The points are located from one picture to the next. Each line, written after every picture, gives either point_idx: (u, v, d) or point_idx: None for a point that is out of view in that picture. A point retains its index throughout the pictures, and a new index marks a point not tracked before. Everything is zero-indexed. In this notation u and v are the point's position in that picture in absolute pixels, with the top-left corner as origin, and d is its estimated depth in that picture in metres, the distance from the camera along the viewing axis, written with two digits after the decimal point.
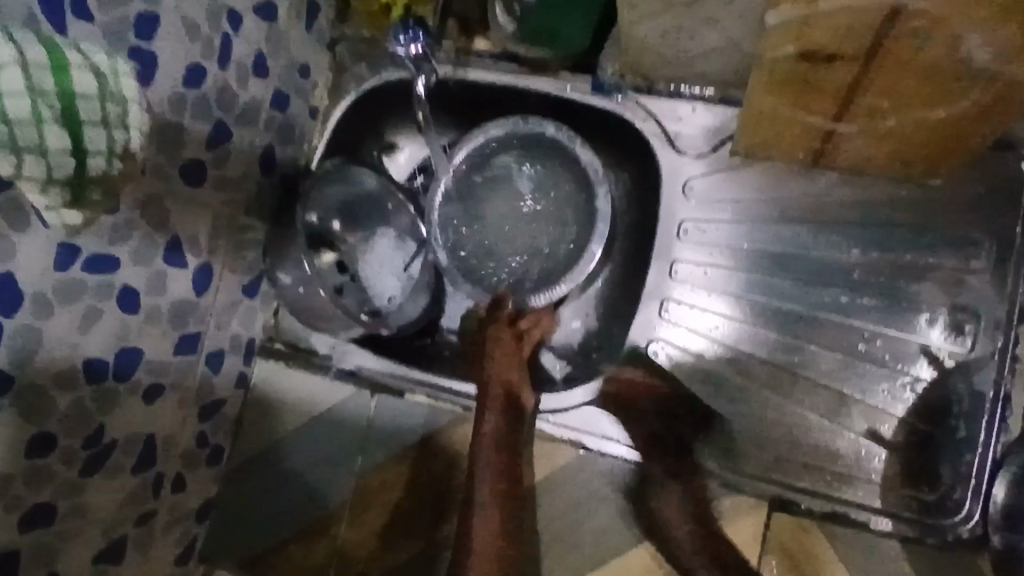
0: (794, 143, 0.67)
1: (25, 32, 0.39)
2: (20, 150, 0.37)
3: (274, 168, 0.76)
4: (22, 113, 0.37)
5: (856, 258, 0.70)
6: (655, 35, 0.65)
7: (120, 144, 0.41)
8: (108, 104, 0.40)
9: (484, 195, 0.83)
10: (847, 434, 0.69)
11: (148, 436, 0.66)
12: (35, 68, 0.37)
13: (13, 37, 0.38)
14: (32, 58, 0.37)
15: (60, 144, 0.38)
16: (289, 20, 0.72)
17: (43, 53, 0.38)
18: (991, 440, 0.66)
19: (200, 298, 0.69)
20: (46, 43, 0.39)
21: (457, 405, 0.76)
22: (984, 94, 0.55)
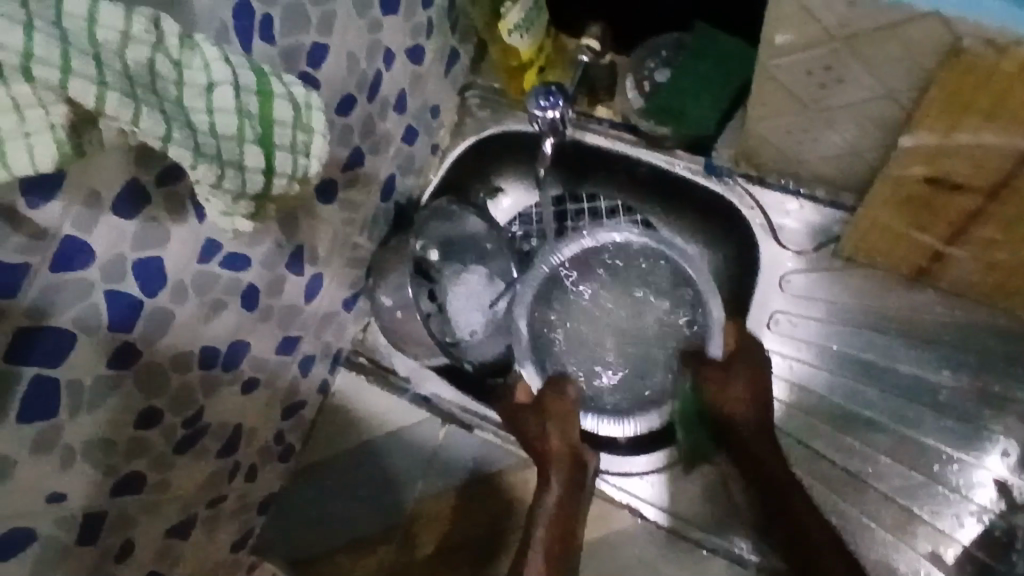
0: (900, 257, 0.68)
1: (238, 54, 0.41)
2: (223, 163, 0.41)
3: (392, 195, 0.80)
4: (230, 132, 0.40)
5: (945, 379, 0.70)
6: (778, 132, 0.68)
7: (301, 169, 0.44)
8: (298, 131, 0.43)
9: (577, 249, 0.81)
10: (908, 553, 0.67)
11: (235, 425, 0.70)
12: (245, 91, 0.40)
13: (229, 59, 0.40)
14: (242, 82, 0.40)
15: (255, 162, 0.42)
16: (432, 64, 0.78)
17: (252, 79, 0.41)
18: None
19: (305, 305, 0.73)
20: (254, 67, 0.42)
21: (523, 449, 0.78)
22: None
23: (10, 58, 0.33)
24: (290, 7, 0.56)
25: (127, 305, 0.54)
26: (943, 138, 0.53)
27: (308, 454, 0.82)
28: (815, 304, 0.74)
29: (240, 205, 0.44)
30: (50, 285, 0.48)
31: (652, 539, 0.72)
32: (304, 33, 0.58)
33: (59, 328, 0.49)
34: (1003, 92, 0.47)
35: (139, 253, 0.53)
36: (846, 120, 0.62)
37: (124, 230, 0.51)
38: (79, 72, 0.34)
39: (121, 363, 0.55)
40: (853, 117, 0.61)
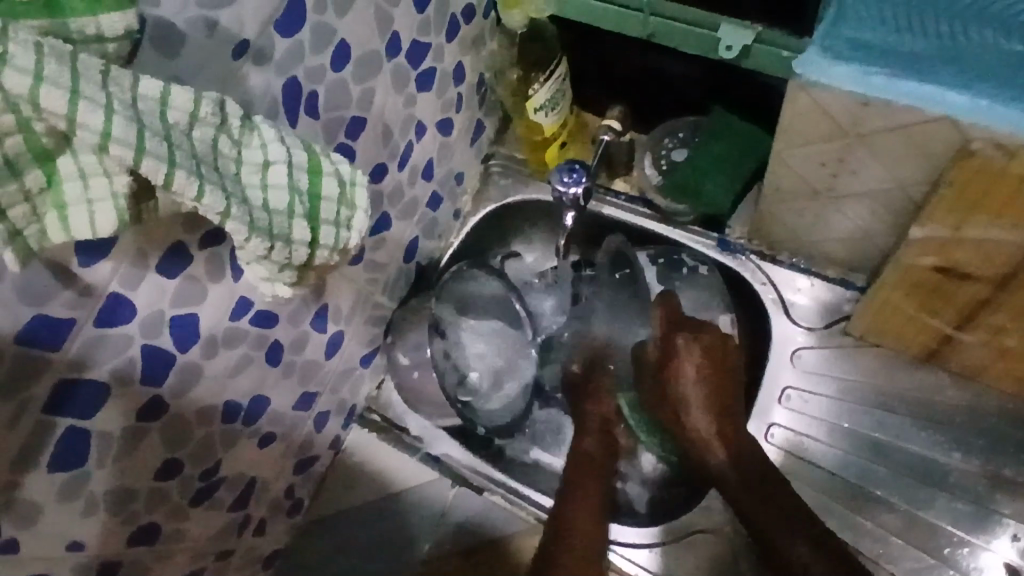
0: (911, 340, 0.70)
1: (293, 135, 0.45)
2: (272, 236, 0.43)
3: (414, 257, 0.83)
4: (281, 206, 0.43)
5: (956, 462, 0.71)
6: (791, 214, 0.71)
7: (343, 241, 0.47)
8: (343, 207, 0.46)
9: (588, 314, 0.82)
10: None
11: (249, 478, 0.71)
12: (297, 169, 0.43)
13: (285, 139, 0.44)
14: (296, 161, 0.44)
15: (301, 235, 0.44)
16: (459, 135, 0.81)
17: (305, 158, 0.44)
18: None
19: (326, 361, 0.75)
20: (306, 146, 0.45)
21: (532, 515, 0.78)
22: None
23: (89, 137, 0.35)
24: (334, 84, 0.60)
25: (160, 359, 0.55)
26: (955, 230, 0.55)
27: (317, 509, 0.82)
28: (826, 380, 0.75)
29: (282, 273, 0.46)
30: (92, 339, 0.49)
31: None
32: (344, 107, 0.62)
33: (95, 380, 0.51)
34: (1012, 193, 0.49)
35: (176, 309, 0.55)
36: (860, 207, 0.64)
37: (164, 288, 0.53)
38: (152, 152, 0.37)
39: (149, 414, 0.56)
40: (865, 204, 0.64)
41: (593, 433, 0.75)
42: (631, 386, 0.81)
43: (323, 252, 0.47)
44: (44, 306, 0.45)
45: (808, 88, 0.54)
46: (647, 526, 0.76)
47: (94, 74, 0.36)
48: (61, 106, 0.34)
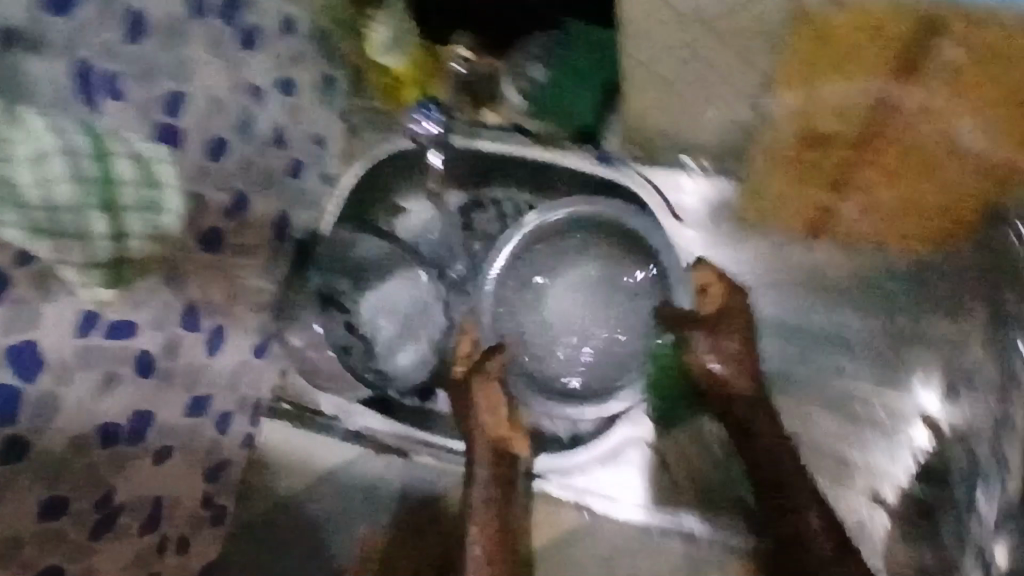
0: (793, 219, 0.71)
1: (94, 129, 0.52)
2: (41, 223, 0.49)
3: (288, 232, 0.78)
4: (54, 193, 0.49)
5: (854, 322, 0.75)
6: (659, 114, 0.70)
7: (156, 212, 0.56)
8: (135, 185, 0.54)
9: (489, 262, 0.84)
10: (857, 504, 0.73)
11: (155, 498, 0.67)
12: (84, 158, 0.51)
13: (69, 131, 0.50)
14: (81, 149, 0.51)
15: None
16: (307, 93, 0.76)
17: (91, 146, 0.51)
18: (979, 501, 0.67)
19: (212, 360, 0.70)
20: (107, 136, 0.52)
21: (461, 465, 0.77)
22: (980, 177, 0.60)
23: None
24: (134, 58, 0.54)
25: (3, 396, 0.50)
26: (805, 99, 0.57)
27: (245, 511, 0.79)
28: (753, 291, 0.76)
29: None
30: None
31: None
32: (155, 83, 0.56)
33: None
34: (857, 43, 0.51)
35: (8, 339, 0.49)
36: (721, 97, 0.64)
37: None
38: None
39: (8, 457, 0.51)
40: (726, 93, 0.63)
41: (486, 461, 0.70)
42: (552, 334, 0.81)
43: (123, 222, 0.54)
44: None
45: None
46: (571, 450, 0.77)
47: None
48: None
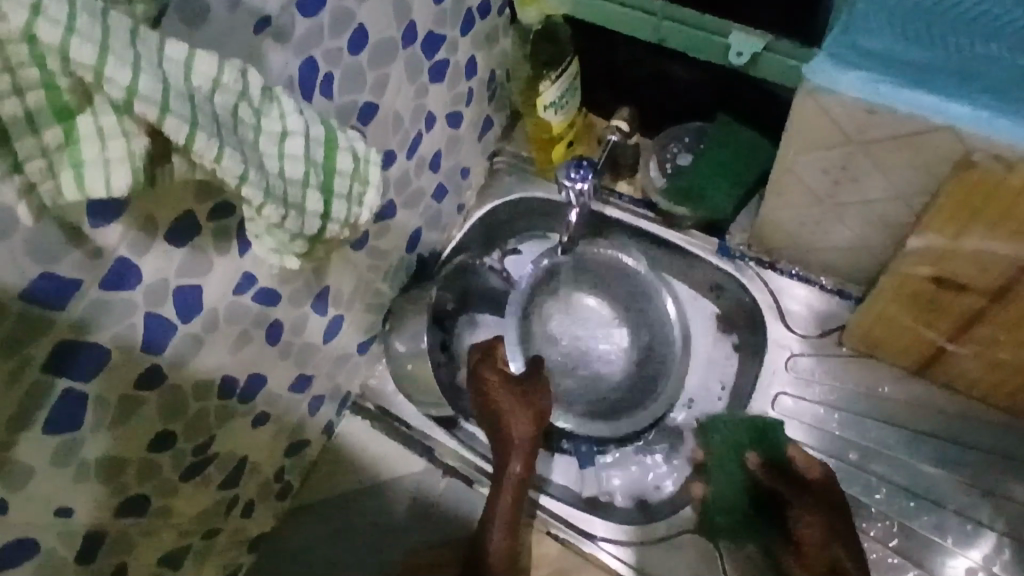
0: (903, 353, 0.71)
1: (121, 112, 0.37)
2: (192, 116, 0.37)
3: (417, 246, 0.83)
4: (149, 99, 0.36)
5: (937, 469, 0.71)
6: (793, 222, 0.70)
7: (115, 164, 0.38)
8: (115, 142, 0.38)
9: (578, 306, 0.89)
10: None
11: (240, 457, 0.71)
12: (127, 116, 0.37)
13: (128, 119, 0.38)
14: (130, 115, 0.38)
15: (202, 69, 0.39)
16: (467, 129, 0.82)
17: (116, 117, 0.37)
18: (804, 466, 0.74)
19: (324, 345, 0.75)
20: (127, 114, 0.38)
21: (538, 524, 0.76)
22: None
23: (114, 94, 0.35)
24: (350, 67, 0.61)
25: (159, 327, 0.55)
26: (952, 240, 0.55)
27: (306, 494, 0.82)
28: (885, 386, 0.74)
29: (292, 244, 0.46)
30: (98, 302, 0.49)
31: None
32: (358, 90, 0.63)
33: (96, 344, 0.51)
34: (1011, 209, 0.50)
35: (181, 280, 0.55)
36: (854, 218, 0.65)
37: (172, 257, 0.53)
38: (176, 112, 0.37)
39: (145, 386, 0.56)
40: (887, 206, 0.61)
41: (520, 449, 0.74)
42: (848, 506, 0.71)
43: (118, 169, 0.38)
44: (54, 264, 0.45)
45: (815, 94, 0.54)
46: (655, 521, 0.74)
47: (123, 33, 0.36)
48: (90, 58, 0.34)
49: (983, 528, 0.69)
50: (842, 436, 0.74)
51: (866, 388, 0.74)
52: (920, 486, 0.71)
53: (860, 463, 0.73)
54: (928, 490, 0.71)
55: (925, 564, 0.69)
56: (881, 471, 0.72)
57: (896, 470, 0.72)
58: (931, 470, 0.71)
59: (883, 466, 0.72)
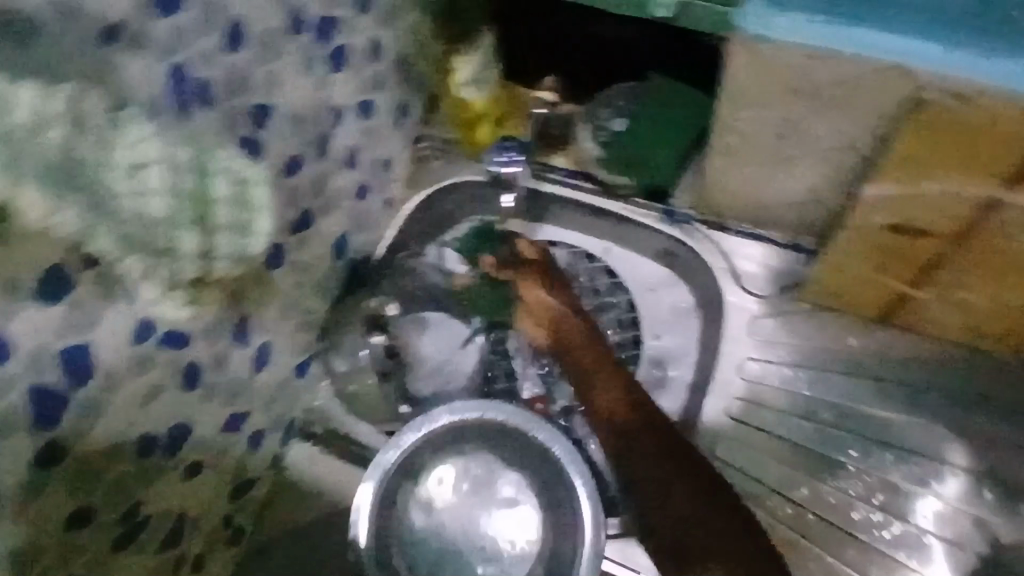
0: (865, 304, 0.68)
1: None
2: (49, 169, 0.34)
3: (345, 252, 0.76)
4: None
5: (911, 418, 0.69)
6: (739, 181, 0.66)
7: None
8: None
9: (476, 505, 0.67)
10: None
11: (178, 513, 0.64)
12: None
13: None
14: None
15: None
16: (383, 118, 0.75)
17: None
18: (773, 430, 0.72)
19: (254, 378, 0.68)
20: None
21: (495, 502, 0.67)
22: None
23: None
24: (231, 69, 0.53)
25: (50, 398, 0.48)
26: (910, 186, 0.52)
27: (261, 534, 0.76)
28: (851, 339, 0.72)
29: None
30: None
31: None
32: (246, 93, 0.55)
33: None
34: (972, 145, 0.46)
35: (66, 340, 0.48)
36: (804, 170, 0.61)
37: (48, 316, 0.46)
38: None
39: (45, 464, 0.49)
40: (836, 155, 0.57)
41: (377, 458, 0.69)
42: (793, 457, 0.71)
43: None
44: None
45: (752, 45, 0.49)
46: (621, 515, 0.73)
47: None
48: None
49: (964, 471, 0.67)
50: (812, 395, 0.72)
51: (829, 344, 0.72)
52: (895, 435, 0.69)
53: (835, 420, 0.71)
54: (903, 440, 0.69)
55: (910, 515, 0.67)
56: (855, 426, 0.70)
57: (870, 423, 0.70)
58: (904, 419, 0.69)
59: (856, 421, 0.70)
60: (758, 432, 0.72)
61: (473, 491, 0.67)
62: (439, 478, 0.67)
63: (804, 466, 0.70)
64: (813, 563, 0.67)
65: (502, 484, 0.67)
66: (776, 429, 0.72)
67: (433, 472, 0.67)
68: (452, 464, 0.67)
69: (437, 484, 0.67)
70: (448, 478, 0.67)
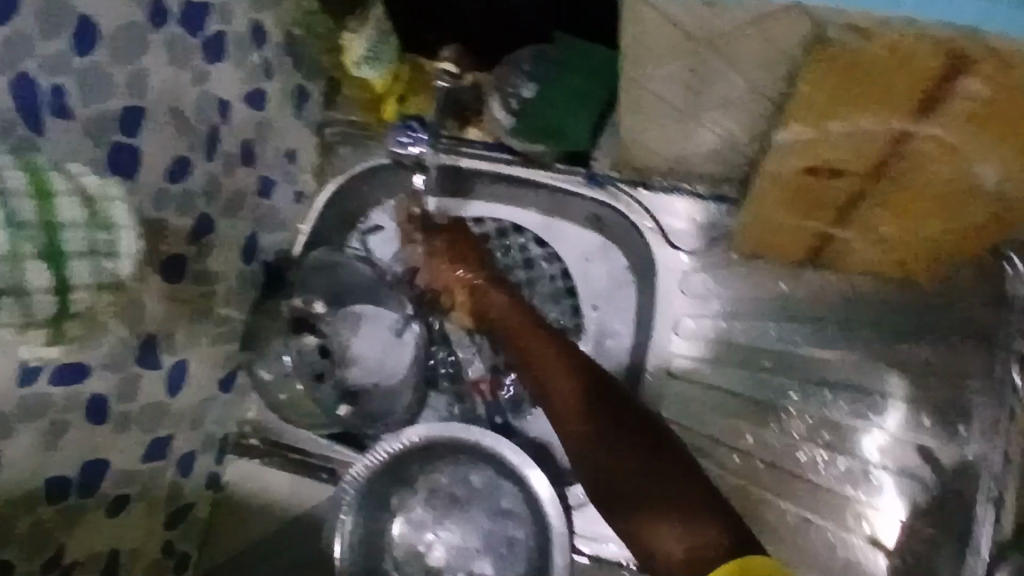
0: (790, 249, 0.67)
1: None
2: None
3: (256, 253, 0.72)
4: None
5: (848, 355, 0.70)
6: (654, 134, 0.65)
7: None
8: None
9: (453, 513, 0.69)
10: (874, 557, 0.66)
11: (110, 552, 0.61)
12: None
13: None
14: None
15: None
16: (278, 108, 0.70)
17: None
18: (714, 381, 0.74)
19: (172, 399, 0.64)
20: None
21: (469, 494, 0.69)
22: (990, 212, 0.54)
23: None
24: (86, 72, 0.48)
25: None
26: (819, 128, 0.51)
27: (208, 559, 0.72)
28: (781, 282, 0.72)
29: None
30: None
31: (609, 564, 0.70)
32: (109, 96, 0.51)
33: None
34: (874, 79, 0.45)
35: None
36: (716, 120, 0.59)
37: None
38: None
39: None
40: (748, 100, 0.55)
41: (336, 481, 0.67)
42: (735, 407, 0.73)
43: None
44: None
45: None
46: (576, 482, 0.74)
47: None
48: None
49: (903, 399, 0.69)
50: (748, 343, 0.74)
51: (760, 291, 0.73)
52: (835, 373, 0.70)
53: (773, 365, 0.73)
54: (841, 377, 0.70)
55: (854, 451, 0.69)
56: (792, 369, 0.72)
57: (806, 364, 0.71)
58: (841, 357, 0.70)
59: (792, 364, 0.72)
60: (700, 385, 0.75)
61: (455, 520, 0.69)
62: (432, 492, 0.69)
63: (748, 414, 0.73)
64: (767, 508, 0.69)
65: (473, 490, 0.69)
66: (716, 380, 0.74)
67: (429, 482, 0.69)
68: (446, 475, 0.69)
69: (424, 506, 0.69)
70: (441, 489, 0.69)
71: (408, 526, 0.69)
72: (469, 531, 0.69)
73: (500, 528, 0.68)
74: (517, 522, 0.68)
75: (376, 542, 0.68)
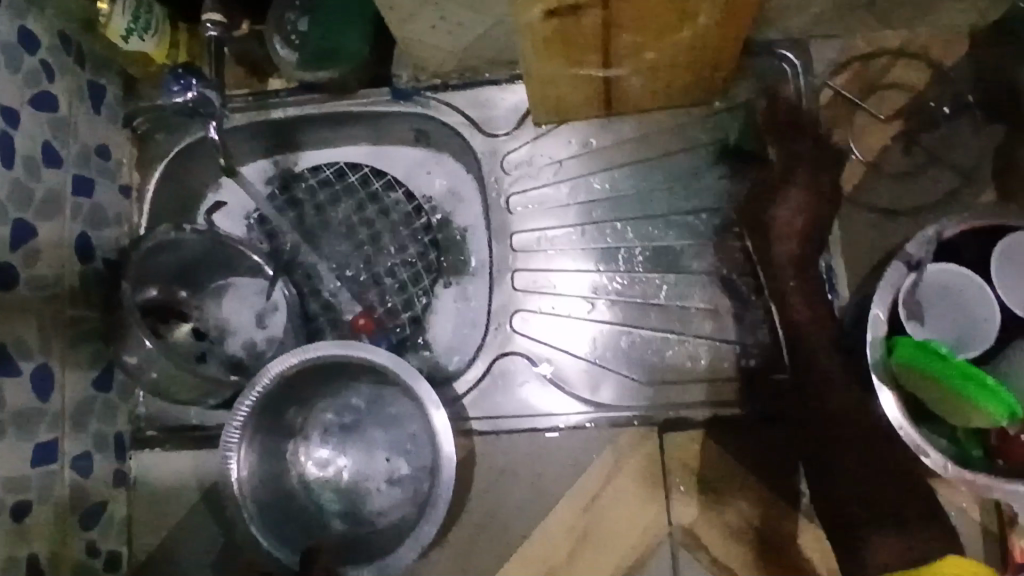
0: (582, 96, 0.72)
1: None
2: None
3: (95, 252, 0.74)
4: None
5: (663, 186, 0.79)
6: (422, 29, 0.68)
7: None
8: None
9: (350, 439, 0.76)
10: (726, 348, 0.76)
11: (27, 558, 0.63)
12: None
13: None
14: None
15: None
16: (71, 106, 0.71)
17: None
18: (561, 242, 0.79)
19: (46, 404, 0.66)
20: None
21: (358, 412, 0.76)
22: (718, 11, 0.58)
23: None
24: None
25: None
26: None
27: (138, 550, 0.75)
28: (589, 139, 0.80)
29: None
30: None
31: (512, 432, 0.77)
32: None
33: None
34: None
35: None
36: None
37: None
38: None
39: None
40: None
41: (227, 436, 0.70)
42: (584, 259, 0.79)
43: None
44: None
45: None
46: (466, 371, 0.78)
47: None
48: None
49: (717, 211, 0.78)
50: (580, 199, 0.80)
51: (571, 151, 0.79)
52: (654, 206, 0.79)
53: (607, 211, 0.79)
54: (659, 206, 0.79)
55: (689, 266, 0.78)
56: (620, 211, 0.79)
57: (631, 204, 0.79)
58: (657, 187, 0.79)
59: (619, 207, 0.79)
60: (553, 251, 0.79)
61: (353, 446, 0.76)
62: (323, 427, 0.76)
63: (595, 262, 0.79)
64: (628, 338, 0.77)
65: (360, 411, 0.76)
66: (563, 239, 0.79)
67: (315, 420, 0.76)
68: (327, 409, 0.76)
69: (323, 443, 0.75)
70: (329, 423, 0.76)
71: (314, 466, 0.75)
72: (369, 449, 0.75)
73: (397, 432, 0.75)
74: (408, 418, 0.75)
75: (284, 478, 0.72)
